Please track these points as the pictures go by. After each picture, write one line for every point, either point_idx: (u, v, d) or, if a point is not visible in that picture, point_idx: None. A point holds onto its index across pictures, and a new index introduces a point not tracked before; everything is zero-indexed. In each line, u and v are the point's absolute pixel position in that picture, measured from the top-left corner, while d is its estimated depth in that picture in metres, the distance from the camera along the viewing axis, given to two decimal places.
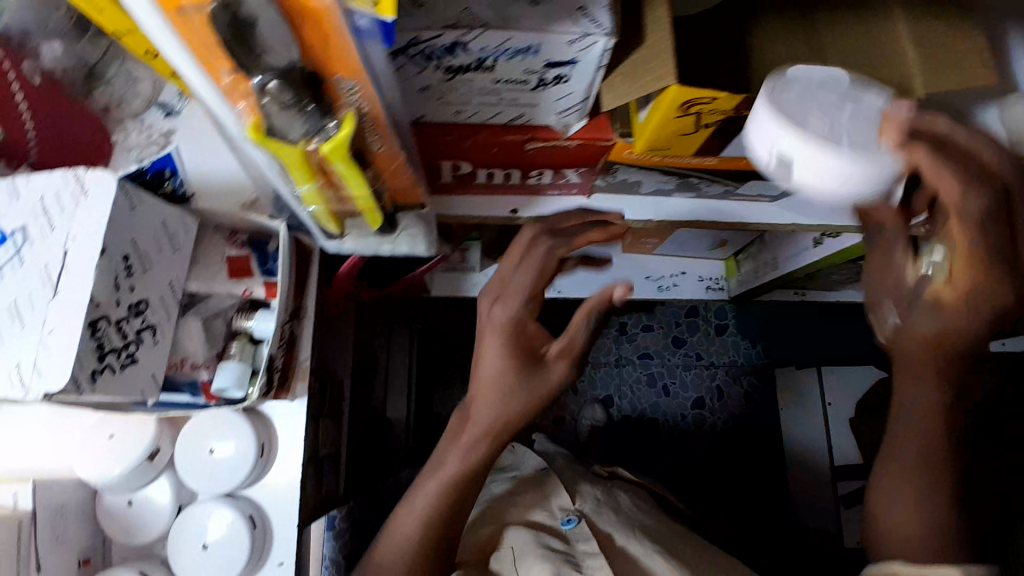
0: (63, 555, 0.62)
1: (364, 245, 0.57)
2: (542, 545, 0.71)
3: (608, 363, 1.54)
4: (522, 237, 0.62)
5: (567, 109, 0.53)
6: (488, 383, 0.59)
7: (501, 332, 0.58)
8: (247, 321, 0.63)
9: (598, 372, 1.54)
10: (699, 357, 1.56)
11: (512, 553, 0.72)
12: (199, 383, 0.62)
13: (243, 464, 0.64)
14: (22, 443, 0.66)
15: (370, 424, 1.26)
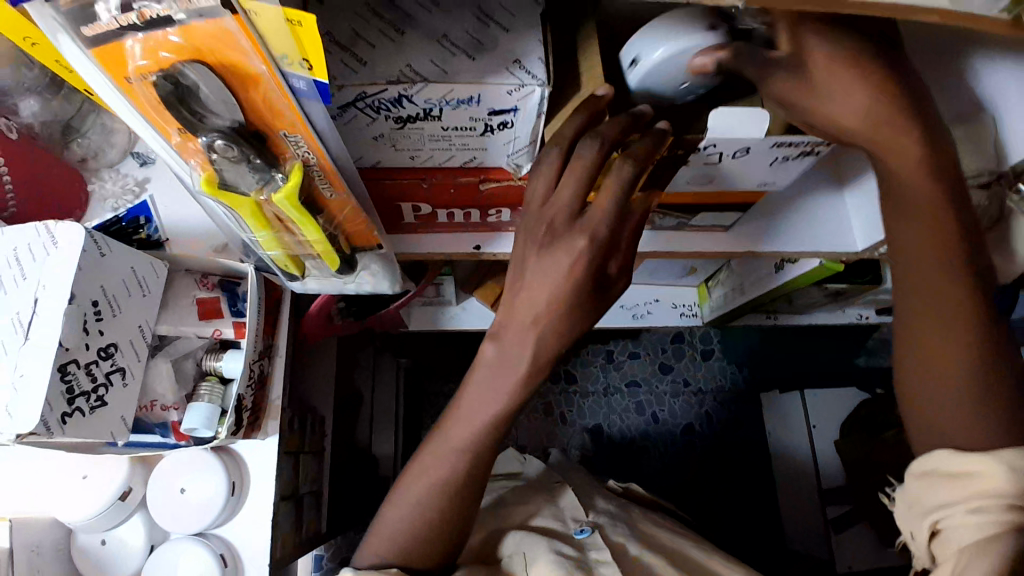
0: None
1: (329, 286, 0.60)
2: (553, 546, 0.69)
3: (594, 391, 1.56)
4: (556, 155, 0.51)
5: (516, 152, 0.56)
6: (566, 255, 0.52)
7: (564, 182, 0.51)
8: (217, 361, 0.65)
9: (584, 400, 1.55)
10: (685, 383, 1.57)
11: (524, 555, 0.70)
12: (170, 424, 0.64)
13: (214, 503, 0.65)
14: None
15: (356, 457, 1.26)
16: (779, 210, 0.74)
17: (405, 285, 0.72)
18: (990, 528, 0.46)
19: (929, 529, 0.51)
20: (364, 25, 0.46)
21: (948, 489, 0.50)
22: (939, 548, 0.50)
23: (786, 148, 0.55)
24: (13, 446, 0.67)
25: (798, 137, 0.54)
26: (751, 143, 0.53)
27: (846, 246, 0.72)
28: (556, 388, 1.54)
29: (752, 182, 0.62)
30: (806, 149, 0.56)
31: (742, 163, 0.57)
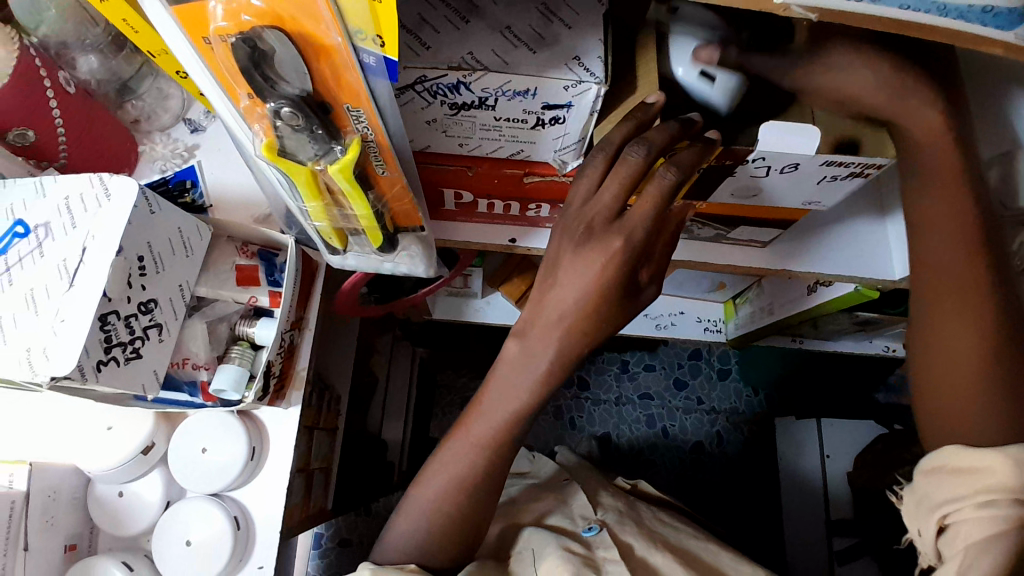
0: (49, 538, 0.64)
1: (367, 263, 0.61)
2: (561, 543, 0.70)
3: (607, 399, 1.55)
4: (601, 155, 0.50)
5: (564, 148, 0.56)
6: (601, 254, 0.52)
7: (608, 186, 0.50)
8: (250, 328, 0.66)
9: (596, 408, 1.54)
10: (698, 400, 1.56)
11: (532, 552, 0.71)
12: (199, 383, 0.65)
13: (233, 466, 0.66)
14: (20, 429, 0.68)
15: (365, 440, 1.27)
16: (818, 231, 0.74)
17: (438, 271, 0.73)
18: (995, 525, 0.45)
19: (936, 525, 0.49)
20: (429, 10, 0.47)
21: (954, 482, 0.49)
22: (945, 545, 0.48)
23: (834, 167, 0.55)
24: (45, 392, 0.69)
25: (848, 158, 0.53)
26: (800, 160, 0.53)
27: (882, 274, 0.71)
28: (569, 393, 1.54)
29: (795, 200, 0.62)
30: (855, 170, 0.55)
31: (788, 178, 0.57)
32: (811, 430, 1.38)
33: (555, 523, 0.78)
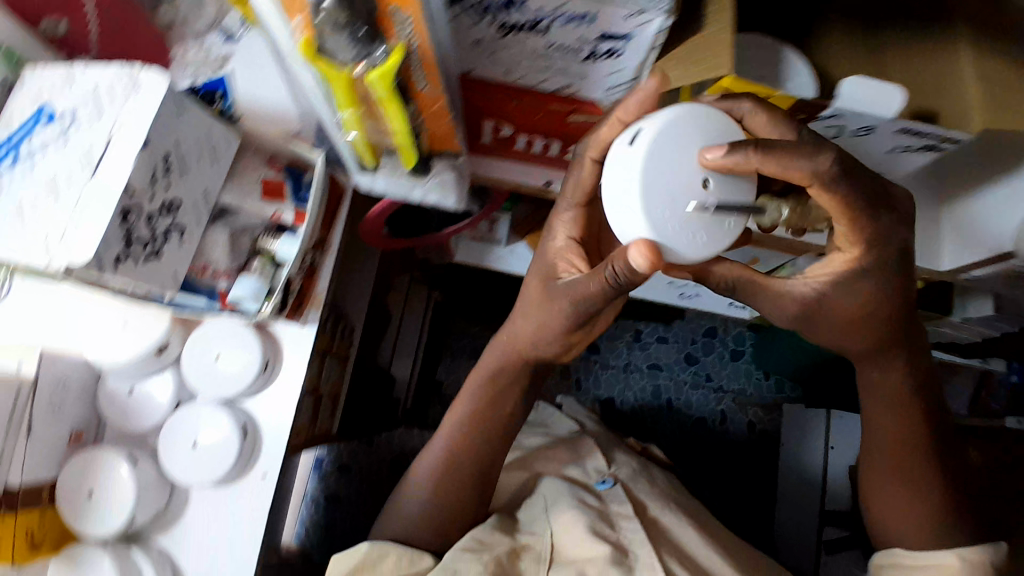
0: (55, 426, 0.63)
1: (394, 190, 0.59)
2: (574, 499, 0.77)
3: (617, 365, 1.55)
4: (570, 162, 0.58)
5: (614, 86, 0.54)
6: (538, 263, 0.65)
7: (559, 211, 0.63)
8: (273, 242, 0.66)
9: (604, 372, 1.55)
10: (707, 377, 1.55)
11: (544, 500, 0.79)
12: (218, 291, 0.65)
13: (246, 375, 0.67)
14: (32, 319, 0.67)
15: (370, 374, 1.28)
16: None
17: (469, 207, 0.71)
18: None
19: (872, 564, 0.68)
20: None
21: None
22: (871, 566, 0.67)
23: (909, 135, 0.54)
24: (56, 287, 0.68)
25: (927, 127, 0.52)
26: (877, 121, 0.52)
27: (927, 264, 0.69)
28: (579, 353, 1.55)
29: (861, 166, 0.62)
30: (929, 141, 0.55)
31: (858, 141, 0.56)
32: (817, 425, 1.36)
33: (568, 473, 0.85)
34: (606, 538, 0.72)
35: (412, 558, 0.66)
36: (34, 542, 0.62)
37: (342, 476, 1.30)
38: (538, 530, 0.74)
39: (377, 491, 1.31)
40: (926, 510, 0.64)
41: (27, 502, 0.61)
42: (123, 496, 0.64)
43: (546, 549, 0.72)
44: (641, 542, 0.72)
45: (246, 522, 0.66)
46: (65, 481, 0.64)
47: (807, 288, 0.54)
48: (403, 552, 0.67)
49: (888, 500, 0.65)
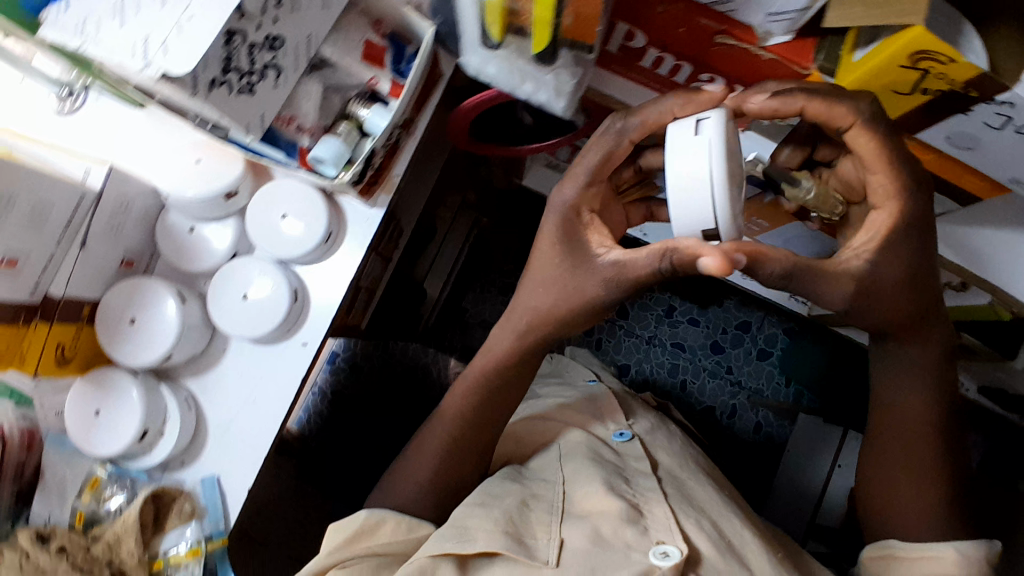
0: (110, 247, 0.61)
1: (504, 80, 0.56)
2: (591, 452, 0.76)
3: (641, 335, 1.33)
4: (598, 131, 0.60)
5: (779, 14, 0.51)
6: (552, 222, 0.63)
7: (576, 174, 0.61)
8: (363, 110, 0.62)
9: (627, 339, 1.33)
10: (728, 370, 1.28)
11: (560, 451, 0.78)
12: (298, 147, 0.62)
13: (308, 243, 0.65)
14: (101, 134, 0.64)
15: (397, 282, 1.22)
16: (988, 228, 0.66)
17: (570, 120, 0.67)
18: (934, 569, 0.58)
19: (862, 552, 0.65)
20: None
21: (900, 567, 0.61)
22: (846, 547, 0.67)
23: None
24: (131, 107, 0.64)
25: None
26: None
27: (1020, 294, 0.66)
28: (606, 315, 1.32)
29: (1000, 173, 0.56)
30: None
31: (1018, 142, 0.51)
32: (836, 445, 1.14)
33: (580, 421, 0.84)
34: (622, 495, 0.69)
35: (411, 525, 0.68)
36: (64, 355, 0.61)
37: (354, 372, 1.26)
38: (551, 477, 0.75)
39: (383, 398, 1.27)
40: (927, 495, 0.62)
41: (65, 316, 0.60)
42: (165, 332, 0.62)
43: (557, 501, 0.70)
44: (655, 500, 0.69)
45: (275, 388, 0.65)
46: (108, 304, 0.62)
47: (856, 258, 0.55)
48: (400, 516, 0.69)
49: (892, 485, 0.64)
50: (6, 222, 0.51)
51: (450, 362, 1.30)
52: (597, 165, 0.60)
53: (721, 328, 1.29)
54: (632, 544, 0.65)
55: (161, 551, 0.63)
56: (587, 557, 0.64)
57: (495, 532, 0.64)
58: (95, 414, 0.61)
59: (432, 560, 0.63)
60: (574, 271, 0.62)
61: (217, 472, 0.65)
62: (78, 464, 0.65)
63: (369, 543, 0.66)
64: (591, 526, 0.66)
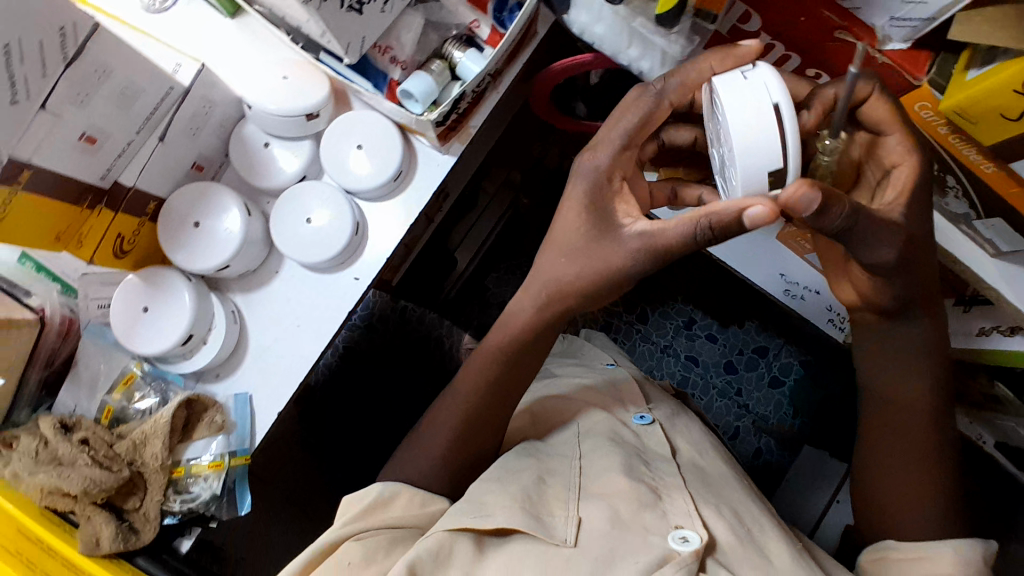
0: (187, 148, 0.61)
1: (611, 41, 0.56)
2: (611, 431, 0.69)
3: (655, 343, 1.16)
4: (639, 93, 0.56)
5: (904, 20, 0.51)
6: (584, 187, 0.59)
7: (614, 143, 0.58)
8: (457, 53, 0.62)
9: (640, 345, 1.16)
10: (739, 392, 1.12)
11: (578, 427, 0.72)
12: (388, 79, 0.62)
13: (379, 178, 0.64)
14: (192, 35, 0.64)
15: (426, 245, 1.06)
16: None
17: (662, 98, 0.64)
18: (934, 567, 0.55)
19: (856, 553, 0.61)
20: None
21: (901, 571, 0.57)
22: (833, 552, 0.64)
23: None
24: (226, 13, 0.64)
25: None
26: None
27: None
28: (624, 316, 1.16)
29: None
30: None
31: None
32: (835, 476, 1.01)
33: (594, 399, 0.76)
34: (642, 479, 0.62)
35: (426, 499, 0.61)
36: (121, 248, 0.61)
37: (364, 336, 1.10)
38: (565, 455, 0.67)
39: (390, 368, 1.09)
40: (927, 497, 0.58)
41: (130, 209, 0.59)
42: (225, 241, 0.61)
43: (574, 478, 0.63)
44: (675, 486, 0.62)
45: (325, 316, 0.65)
46: (174, 204, 0.62)
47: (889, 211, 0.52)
48: (415, 490, 0.62)
49: (891, 486, 0.61)
50: (96, 99, 0.49)
51: (466, 337, 1.10)
52: (635, 127, 0.56)
53: (739, 345, 1.13)
54: (650, 528, 0.58)
55: (184, 459, 0.62)
56: (605, 537, 0.57)
57: (514, 509, 0.57)
58: (142, 311, 0.61)
59: (450, 535, 0.56)
60: (598, 242, 0.57)
61: (251, 391, 0.64)
62: (114, 359, 0.63)
63: (384, 515, 0.59)
64: (609, 506, 0.59)
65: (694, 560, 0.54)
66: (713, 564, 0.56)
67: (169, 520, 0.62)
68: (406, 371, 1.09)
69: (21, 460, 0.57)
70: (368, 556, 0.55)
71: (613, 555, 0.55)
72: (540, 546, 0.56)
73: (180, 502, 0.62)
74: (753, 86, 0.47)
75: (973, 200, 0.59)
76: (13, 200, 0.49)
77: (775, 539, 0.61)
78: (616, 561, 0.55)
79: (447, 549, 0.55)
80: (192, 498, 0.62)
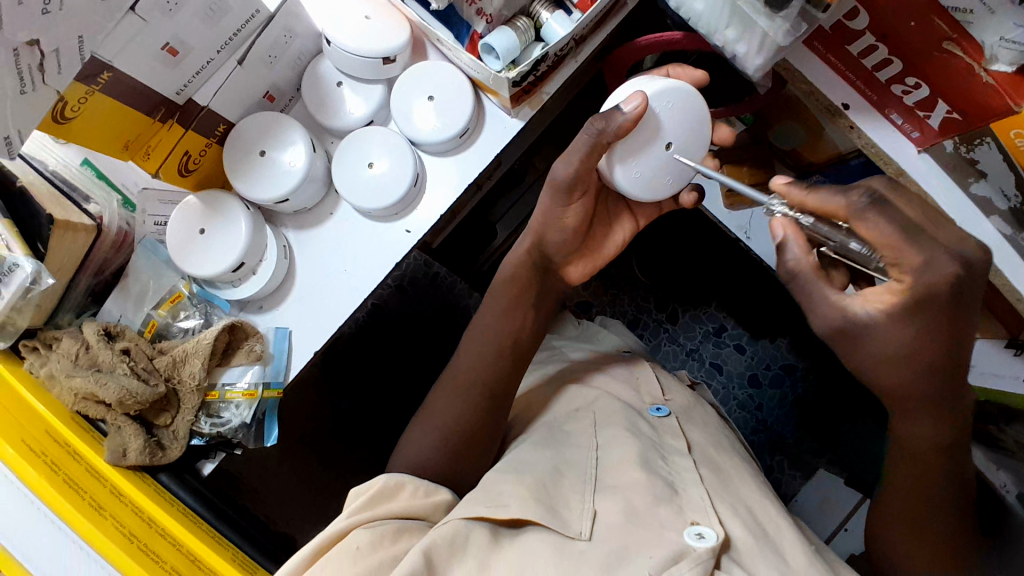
0: (262, 75, 0.60)
1: (709, 18, 0.55)
2: (627, 422, 0.67)
3: (681, 344, 1.13)
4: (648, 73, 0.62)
5: (1017, 42, 0.46)
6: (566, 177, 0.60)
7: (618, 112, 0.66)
8: (545, 14, 0.60)
9: (665, 344, 1.13)
10: (759, 408, 1.10)
11: (594, 416, 0.69)
12: (471, 31, 0.61)
13: (444, 133, 0.63)
14: None
15: (467, 215, 1.04)
16: None
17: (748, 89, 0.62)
18: None
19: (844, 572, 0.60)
20: None
21: None
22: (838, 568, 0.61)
23: None
24: None
25: None
26: None
27: None
28: (654, 313, 1.13)
29: None
30: None
31: None
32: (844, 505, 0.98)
33: (616, 391, 0.74)
34: (657, 472, 0.61)
35: (430, 489, 0.60)
36: (186, 167, 0.60)
37: (397, 296, 1.10)
38: (581, 441, 0.66)
39: (417, 333, 1.09)
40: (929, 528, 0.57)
41: (200, 127, 0.59)
42: (287, 175, 0.61)
43: (590, 470, 0.62)
44: (693, 481, 0.60)
45: (370, 264, 0.65)
46: (242, 129, 0.62)
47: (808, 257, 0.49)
48: (419, 481, 0.60)
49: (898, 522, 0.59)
50: (185, 10, 0.49)
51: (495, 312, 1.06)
52: None
53: (765, 359, 1.10)
54: (666, 524, 0.56)
55: (220, 384, 0.62)
56: (619, 532, 0.55)
57: (529, 500, 0.57)
58: (198, 234, 0.61)
59: (467, 525, 0.55)
60: None
61: (290, 327, 0.64)
62: (164, 277, 0.63)
63: (389, 506, 0.57)
64: (623, 499, 0.58)
65: (710, 557, 0.51)
66: (727, 560, 0.53)
67: (196, 441, 0.62)
68: (432, 339, 1.09)
69: (59, 362, 0.57)
70: (375, 542, 0.53)
71: (626, 549, 0.53)
72: (553, 538, 0.55)
73: (210, 425, 0.61)
74: (681, 107, 0.58)
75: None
76: (89, 99, 0.49)
77: (789, 533, 0.59)
78: (632, 555, 0.53)
79: (462, 538, 0.54)
80: (223, 422, 0.62)
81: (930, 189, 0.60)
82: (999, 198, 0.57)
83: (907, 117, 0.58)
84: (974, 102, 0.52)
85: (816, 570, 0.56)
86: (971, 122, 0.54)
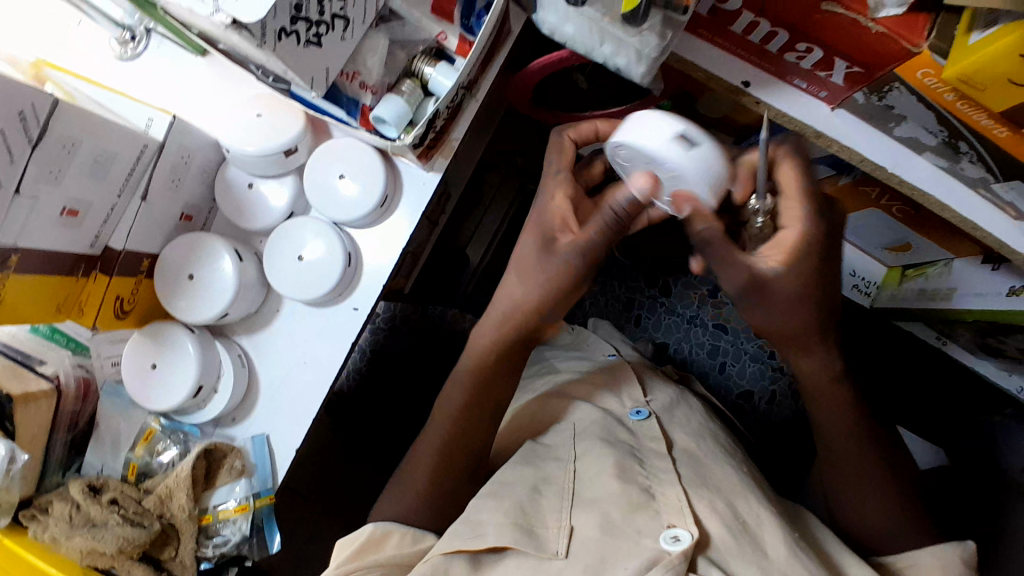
0: (172, 201, 0.61)
1: (583, 40, 0.52)
2: (602, 431, 0.65)
3: (680, 314, 1.06)
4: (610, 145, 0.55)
5: None
6: None
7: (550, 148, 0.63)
8: (428, 68, 0.60)
9: (664, 317, 1.07)
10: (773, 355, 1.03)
11: (574, 427, 0.68)
12: (360, 105, 0.59)
13: (363, 206, 0.63)
14: (184, 89, 0.64)
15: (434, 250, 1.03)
16: None
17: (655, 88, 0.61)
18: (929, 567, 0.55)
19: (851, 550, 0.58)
20: None
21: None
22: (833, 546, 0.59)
23: None
24: (212, 61, 0.64)
25: None
26: None
27: None
28: (647, 290, 1.07)
29: None
30: None
31: None
32: None
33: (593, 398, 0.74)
34: (634, 479, 0.59)
35: (418, 536, 0.60)
36: (122, 308, 0.61)
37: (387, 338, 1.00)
38: (561, 453, 0.65)
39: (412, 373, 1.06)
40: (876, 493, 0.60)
41: (124, 272, 0.60)
42: (220, 290, 0.62)
43: (569, 485, 0.61)
44: (670, 480, 0.59)
45: (324, 351, 0.65)
46: (168, 257, 0.62)
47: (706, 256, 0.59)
48: (408, 527, 0.60)
49: (863, 491, 0.60)
50: (68, 174, 0.50)
51: None
52: None
53: None
54: (643, 529, 0.55)
55: (210, 507, 0.63)
56: (596, 546, 0.54)
57: (505, 527, 0.56)
58: (151, 368, 0.62)
59: (445, 560, 0.56)
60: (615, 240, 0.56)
61: (266, 432, 0.64)
62: (132, 416, 0.64)
63: (375, 556, 0.58)
64: (600, 511, 0.57)
65: (683, 561, 0.51)
66: (704, 561, 0.52)
67: (205, 565, 0.64)
68: None
69: (57, 525, 0.59)
70: None
71: (605, 563, 0.53)
72: (531, 561, 0.55)
73: (212, 547, 0.63)
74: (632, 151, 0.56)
75: (990, 165, 0.53)
76: (7, 285, 0.50)
77: (768, 517, 0.57)
78: (607, 569, 0.52)
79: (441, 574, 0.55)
80: (223, 542, 0.63)
81: (855, 138, 0.58)
82: (925, 134, 0.55)
83: (810, 80, 0.57)
84: (871, 53, 0.49)
85: (799, 557, 0.53)
86: (871, 72, 0.51)
